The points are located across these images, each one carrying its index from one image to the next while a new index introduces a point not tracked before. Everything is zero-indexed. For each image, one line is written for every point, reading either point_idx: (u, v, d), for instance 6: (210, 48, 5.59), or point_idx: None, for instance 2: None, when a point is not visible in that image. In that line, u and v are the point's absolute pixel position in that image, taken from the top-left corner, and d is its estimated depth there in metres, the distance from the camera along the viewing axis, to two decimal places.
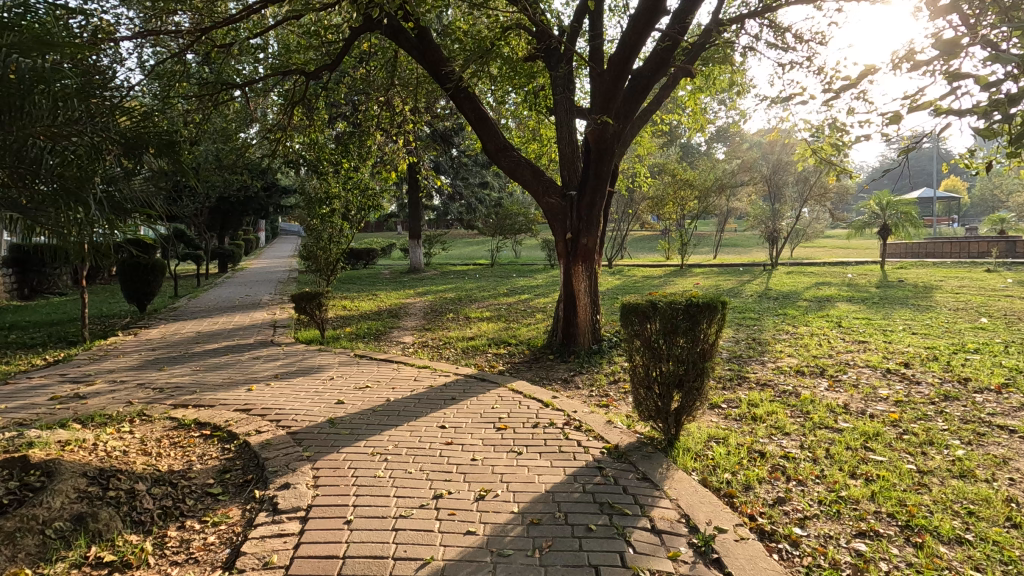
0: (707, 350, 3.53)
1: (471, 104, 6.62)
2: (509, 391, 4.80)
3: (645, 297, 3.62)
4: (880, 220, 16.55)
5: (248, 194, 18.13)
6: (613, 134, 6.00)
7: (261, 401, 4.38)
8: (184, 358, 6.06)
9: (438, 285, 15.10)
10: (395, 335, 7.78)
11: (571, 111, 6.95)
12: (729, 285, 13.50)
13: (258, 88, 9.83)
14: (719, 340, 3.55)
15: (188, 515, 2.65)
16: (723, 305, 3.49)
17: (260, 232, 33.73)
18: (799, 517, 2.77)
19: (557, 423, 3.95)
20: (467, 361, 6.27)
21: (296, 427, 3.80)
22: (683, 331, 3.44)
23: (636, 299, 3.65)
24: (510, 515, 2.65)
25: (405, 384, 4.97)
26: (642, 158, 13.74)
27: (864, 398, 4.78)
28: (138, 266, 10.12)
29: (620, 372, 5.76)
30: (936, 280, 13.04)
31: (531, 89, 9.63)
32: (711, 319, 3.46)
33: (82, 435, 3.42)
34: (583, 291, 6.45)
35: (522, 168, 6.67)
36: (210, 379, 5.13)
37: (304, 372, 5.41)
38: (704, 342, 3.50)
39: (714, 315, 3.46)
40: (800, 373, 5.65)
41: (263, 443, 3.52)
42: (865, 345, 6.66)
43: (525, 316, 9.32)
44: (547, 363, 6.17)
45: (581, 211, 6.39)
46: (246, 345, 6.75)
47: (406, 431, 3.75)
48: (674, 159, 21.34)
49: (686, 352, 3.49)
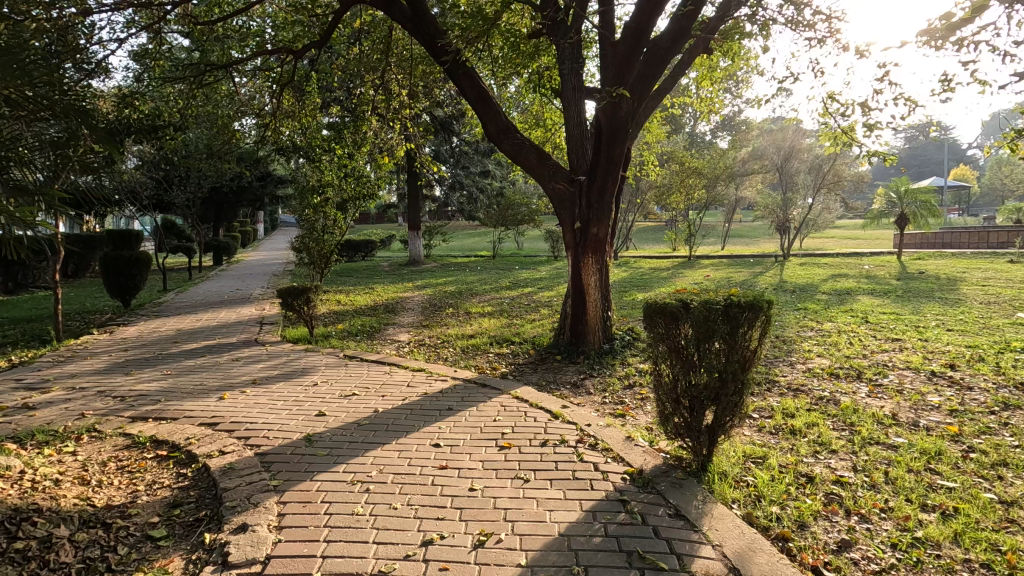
0: (748, 360, 2.99)
1: (470, 81, 6.04)
2: (513, 399, 4.26)
3: (673, 296, 3.08)
4: (897, 209, 15.88)
5: (242, 184, 17.60)
6: (627, 113, 5.42)
7: (232, 414, 3.86)
8: (158, 359, 5.54)
9: (437, 278, 14.55)
10: (391, 332, 7.26)
11: (579, 88, 6.35)
12: (741, 277, 12.95)
13: (245, 69, 9.26)
14: (761, 346, 3.01)
15: (115, 571, 2.14)
16: (768, 305, 2.94)
17: (259, 224, 33.25)
18: (873, 569, 2.26)
19: (569, 441, 3.41)
20: (467, 362, 5.74)
21: (267, 446, 3.28)
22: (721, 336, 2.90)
23: (663, 298, 3.11)
24: (517, 570, 2.13)
25: (397, 391, 4.44)
26: (650, 145, 13.15)
27: (913, 407, 4.24)
28: (119, 259, 9.62)
29: (635, 375, 5.22)
30: (958, 271, 12.47)
31: (534, 71, 9.03)
32: (754, 321, 2.92)
33: (9, 460, 2.90)
34: (593, 285, 5.90)
35: (527, 151, 6.11)
36: (181, 384, 4.61)
37: (286, 376, 4.88)
38: (745, 350, 2.96)
39: (758, 317, 2.92)
40: (835, 377, 5.10)
41: (225, 467, 3.00)
42: (901, 345, 6.11)
43: (529, 311, 8.77)
44: (554, 364, 5.62)
45: (591, 198, 5.82)
46: (228, 344, 6.21)
47: (393, 452, 3.22)
48: (681, 147, 20.69)
49: (724, 360, 2.95)
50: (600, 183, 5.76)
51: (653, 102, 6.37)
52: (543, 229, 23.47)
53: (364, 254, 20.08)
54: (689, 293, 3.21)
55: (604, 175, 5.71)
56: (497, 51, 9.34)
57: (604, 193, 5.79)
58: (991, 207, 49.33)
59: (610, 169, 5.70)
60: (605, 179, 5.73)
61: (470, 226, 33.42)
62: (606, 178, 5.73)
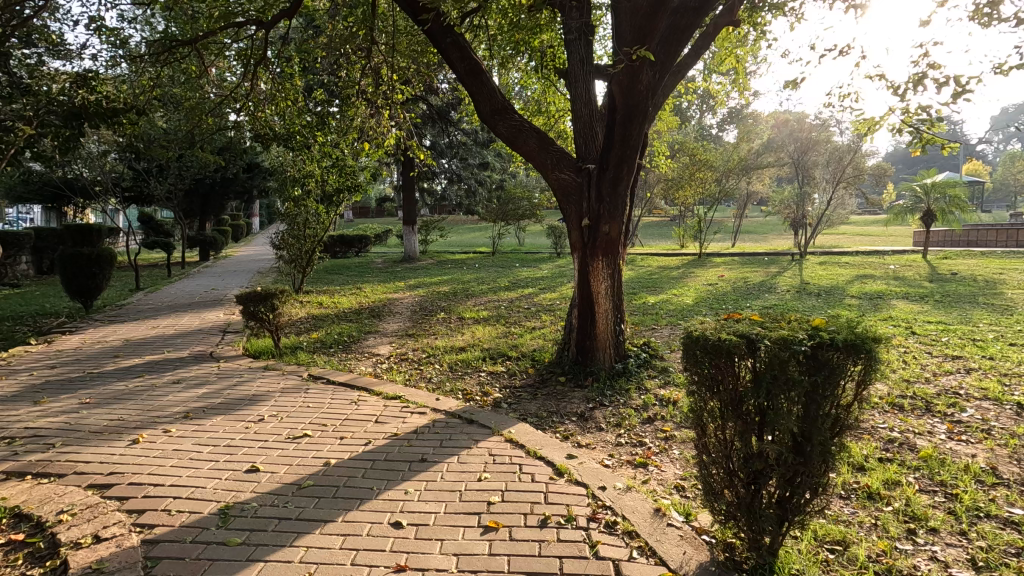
0: (840, 424, 2.07)
1: (460, 52, 5.11)
2: (506, 445, 3.36)
3: (726, 326, 2.17)
4: (923, 205, 14.87)
5: (227, 176, 16.69)
6: (647, 86, 4.51)
7: (138, 468, 2.96)
8: (84, 379, 4.64)
9: (432, 276, 13.66)
10: (371, 343, 6.35)
11: (587, 61, 5.38)
12: (758, 278, 12.02)
13: (212, 45, 8.30)
14: (859, 404, 2.08)
15: None
16: (876, 348, 2.00)
17: (254, 218, 32.30)
18: None
19: (579, 520, 2.50)
20: (454, 385, 4.85)
21: (163, 529, 2.38)
22: (805, 389, 1.97)
23: (711, 327, 2.21)
24: None
25: (361, 431, 3.54)
26: (660, 135, 12.20)
27: (1015, 457, 3.32)
28: (79, 256, 8.75)
29: (653, 404, 4.33)
30: (994, 272, 11.53)
31: (535, 50, 8.08)
32: (852, 370, 1.99)
33: None
34: (604, 293, 4.99)
35: (526, 134, 5.19)
36: (94, 417, 3.72)
37: (228, 405, 3.99)
38: (837, 412, 2.04)
39: (860, 366, 1.98)
40: (899, 410, 4.18)
41: (89, 569, 2.10)
42: (965, 365, 5.18)
43: (529, 317, 7.87)
44: (557, 389, 4.71)
45: (602, 190, 4.89)
46: (174, 360, 5.30)
47: (336, 540, 2.33)
48: (691, 138, 19.67)
49: (807, 427, 2.02)
50: (614, 172, 4.82)
51: (674, 79, 5.42)
52: (545, 224, 22.56)
53: (357, 250, 19.23)
54: (749, 321, 2.30)
55: (618, 162, 4.78)
56: (493, 26, 8.36)
57: (617, 184, 4.85)
58: (1003, 202, 48.21)
59: (627, 156, 4.76)
60: (618, 167, 4.79)
61: (471, 221, 32.50)
62: (622, 166, 4.79)
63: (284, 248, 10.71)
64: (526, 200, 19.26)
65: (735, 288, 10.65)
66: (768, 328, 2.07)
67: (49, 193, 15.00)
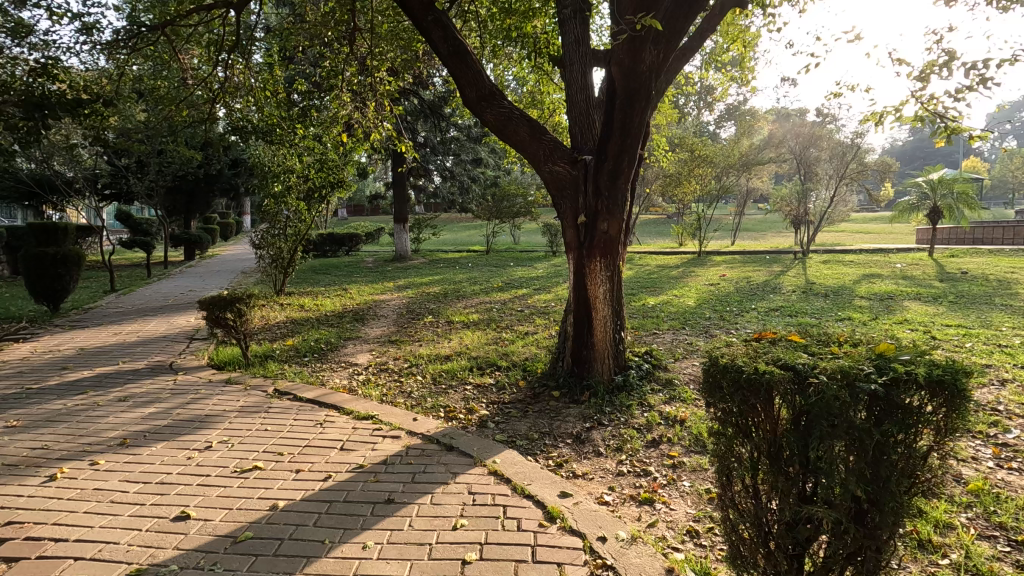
0: (917, 486, 1.57)
1: (442, 32, 4.63)
2: (489, 479, 2.89)
3: (763, 354, 1.70)
4: (930, 202, 14.45)
5: (211, 172, 16.12)
6: (649, 67, 4.03)
7: (42, 516, 2.45)
8: (19, 397, 4.12)
9: (424, 276, 13.19)
10: (349, 352, 5.86)
11: (583, 42, 4.87)
12: (761, 277, 11.60)
13: (181, 31, 7.76)
14: (944, 459, 1.57)
15: None
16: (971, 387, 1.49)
17: (244, 216, 31.64)
18: None
19: None
20: (437, 401, 4.36)
21: None
22: (873, 444, 1.49)
23: (742, 354, 1.74)
24: None
25: (321, 463, 3.05)
26: (659, 129, 11.71)
27: None
28: (43, 257, 8.21)
29: (658, 424, 3.84)
30: (1006, 271, 11.12)
31: (527, 36, 7.55)
32: (936, 418, 1.50)
33: None
34: (603, 298, 4.50)
35: (516, 122, 4.70)
36: (15, 446, 3.21)
37: (172, 429, 3.48)
38: (914, 472, 1.54)
39: (947, 413, 1.49)
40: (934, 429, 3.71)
41: None
42: (997, 375, 4.73)
43: (522, 320, 7.40)
44: (550, 406, 4.22)
45: (601, 183, 4.40)
46: (127, 372, 4.80)
47: None
48: (690, 133, 19.19)
49: (875, 491, 1.53)
50: (614, 164, 4.33)
51: (678, 61, 4.92)
52: (541, 222, 22.10)
53: (348, 249, 18.74)
54: (790, 345, 1.82)
55: (619, 152, 4.29)
56: (483, 12, 7.84)
57: (617, 177, 4.37)
58: (1001, 199, 48.02)
59: (628, 145, 4.27)
60: (619, 157, 4.30)
61: (466, 219, 32.06)
62: (623, 156, 4.30)
63: (266, 247, 10.20)
64: (521, 197, 18.78)
65: (738, 288, 10.19)
66: (819, 360, 1.59)
67: (24, 190, 14.40)
